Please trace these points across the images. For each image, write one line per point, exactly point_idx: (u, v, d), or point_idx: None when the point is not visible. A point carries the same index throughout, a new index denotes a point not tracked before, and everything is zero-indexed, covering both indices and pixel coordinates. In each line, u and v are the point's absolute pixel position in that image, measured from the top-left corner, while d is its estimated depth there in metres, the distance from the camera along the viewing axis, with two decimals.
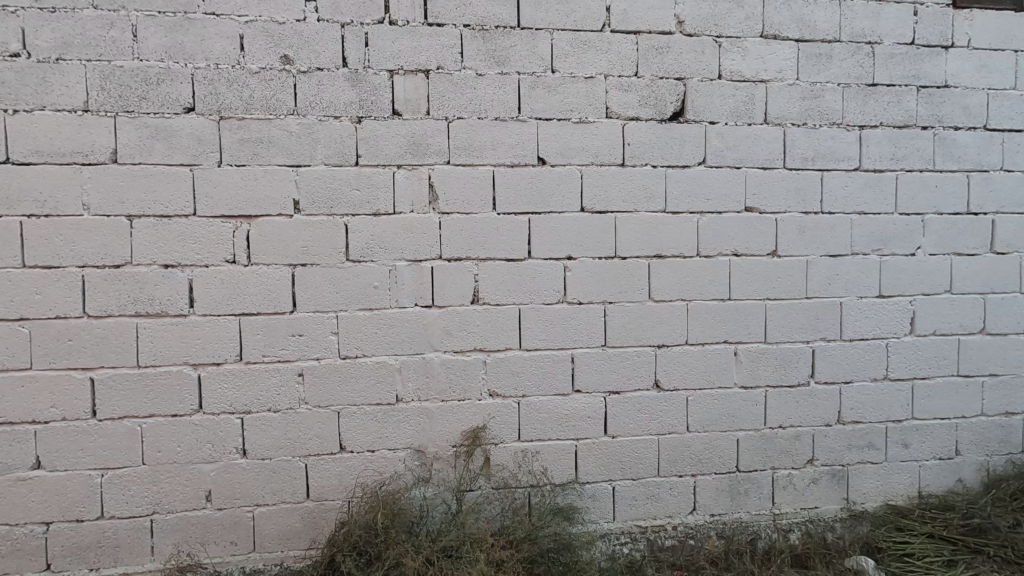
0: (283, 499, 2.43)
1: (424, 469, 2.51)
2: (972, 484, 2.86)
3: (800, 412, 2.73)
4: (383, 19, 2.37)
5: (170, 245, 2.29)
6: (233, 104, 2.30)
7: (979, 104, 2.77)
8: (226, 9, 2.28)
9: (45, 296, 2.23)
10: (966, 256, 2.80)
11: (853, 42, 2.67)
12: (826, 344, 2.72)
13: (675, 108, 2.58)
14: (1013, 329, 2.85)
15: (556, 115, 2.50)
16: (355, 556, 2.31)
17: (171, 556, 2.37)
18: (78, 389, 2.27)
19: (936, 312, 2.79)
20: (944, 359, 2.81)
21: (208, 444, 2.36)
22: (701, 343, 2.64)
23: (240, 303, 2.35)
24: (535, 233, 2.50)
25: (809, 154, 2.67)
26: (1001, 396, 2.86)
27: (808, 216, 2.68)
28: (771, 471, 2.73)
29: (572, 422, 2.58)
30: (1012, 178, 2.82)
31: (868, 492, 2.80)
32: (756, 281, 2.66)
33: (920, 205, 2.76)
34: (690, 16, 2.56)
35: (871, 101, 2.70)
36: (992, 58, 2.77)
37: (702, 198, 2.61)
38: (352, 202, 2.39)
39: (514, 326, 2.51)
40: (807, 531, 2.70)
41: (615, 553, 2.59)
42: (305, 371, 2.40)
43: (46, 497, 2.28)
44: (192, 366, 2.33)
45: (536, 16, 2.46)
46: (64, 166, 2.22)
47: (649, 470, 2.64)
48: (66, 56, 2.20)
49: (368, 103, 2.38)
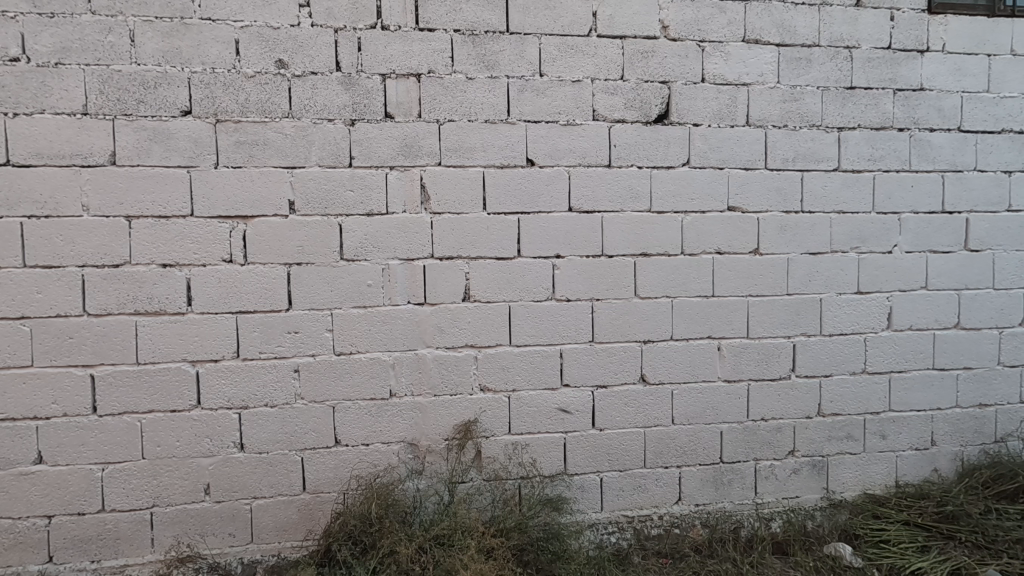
0: (281, 491, 2.49)
1: (417, 461, 2.59)
2: (946, 473, 2.97)
3: (782, 404, 2.82)
4: (375, 24, 2.44)
5: (169, 244, 2.35)
6: (230, 107, 2.36)
7: (953, 106, 2.87)
8: (222, 15, 2.34)
9: (46, 295, 2.29)
10: (941, 253, 2.90)
11: (832, 47, 2.75)
12: (807, 339, 2.82)
13: (660, 111, 2.66)
14: (987, 323, 2.95)
15: (544, 117, 2.57)
16: (350, 545, 2.39)
17: (171, 547, 2.43)
18: (79, 385, 2.33)
19: (913, 307, 2.89)
20: (920, 353, 2.90)
21: (206, 438, 2.43)
22: (685, 338, 2.73)
23: (238, 301, 2.41)
24: (525, 232, 2.58)
25: (789, 155, 2.76)
26: (975, 388, 2.96)
27: (789, 215, 2.77)
28: (753, 462, 2.82)
29: (560, 415, 2.66)
30: (986, 177, 2.92)
31: (847, 481, 2.90)
32: (739, 278, 2.75)
33: (897, 204, 2.86)
34: (675, 21, 2.64)
35: (850, 104, 2.79)
36: (966, 61, 2.86)
37: (686, 198, 2.69)
38: (346, 203, 2.45)
39: (503, 322, 2.59)
40: (788, 519, 2.79)
41: (603, 542, 2.66)
42: (301, 368, 2.47)
43: (48, 491, 2.34)
44: (190, 362, 2.40)
45: (524, 22, 2.53)
46: (63, 168, 2.27)
47: (636, 462, 2.72)
48: (65, 61, 2.25)
49: (361, 106, 2.44)
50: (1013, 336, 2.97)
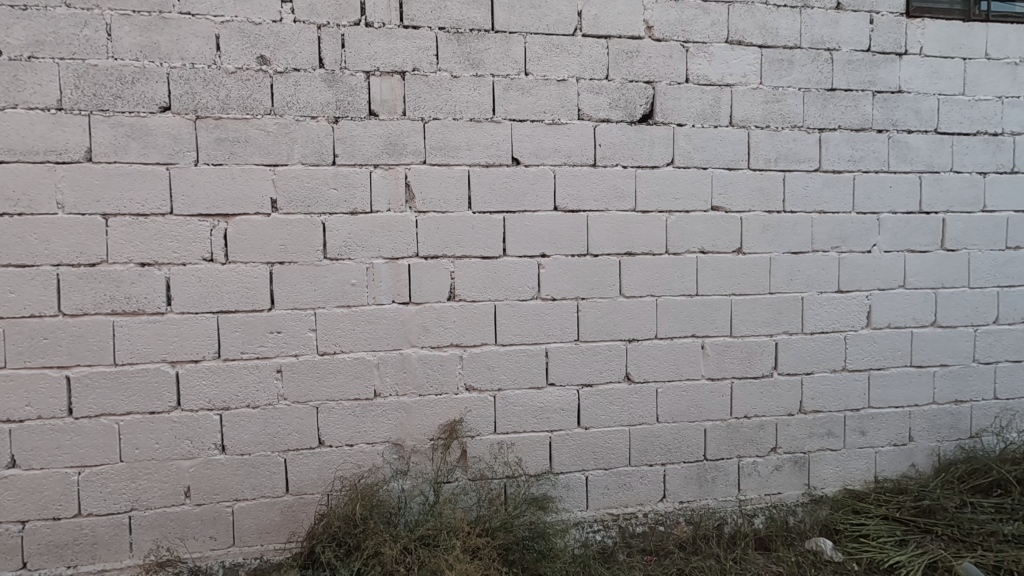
0: (263, 493, 2.46)
1: (402, 462, 2.57)
2: (924, 468, 3.02)
3: (764, 402, 2.85)
4: (359, 21, 2.42)
5: (147, 243, 2.31)
6: (210, 104, 2.33)
7: (930, 108, 2.92)
8: (202, 9, 2.30)
9: (19, 295, 2.23)
10: (919, 253, 2.96)
11: (813, 49, 2.79)
12: (789, 337, 2.85)
13: (644, 111, 2.67)
14: (963, 320, 3.01)
15: (529, 116, 2.57)
16: (334, 547, 2.37)
17: (150, 551, 2.38)
18: (53, 387, 2.27)
19: (892, 305, 2.94)
20: (899, 350, 2.96)
21: (186, 440, 2.39)
22: (670, 337, 2.75)
23: (219, 301, 2.37)
24: (510, 232, 2.57)
25: (772, 155, 2.79)
26: (951, 385, 3.02)
27: (771, 215, 2.80)
28: (737, 459, 2.85)
29: (546, 415, 2.66)
30: (961, 178, 2.98)
31: (828, 477, 2.94)
32: (723, 277, 2.77)
33: (877, 203, 2.90)
34: (660, 22, 2.65)
35: (831, 104, 2.83)
36: (943, 65, 2.92)
37: (671, 197, 2.71)
38: (330, 201, 2.43)
39: (489, 322, 2.58)
40: (770, 515, 2.83)
41: (588, 540, 2.68)
42: (283, 368, 2.44)
43: (23, 495, 2.28)
44: (170, 363, 2.35)
45: (510, 20, 2.52)
46: (38, 164, 2.22)
47: (621, 460, 2.74)
48: (39, 54, 2.20)
49: (345, 103, 2.42)
50: (988, 333, 3.04)
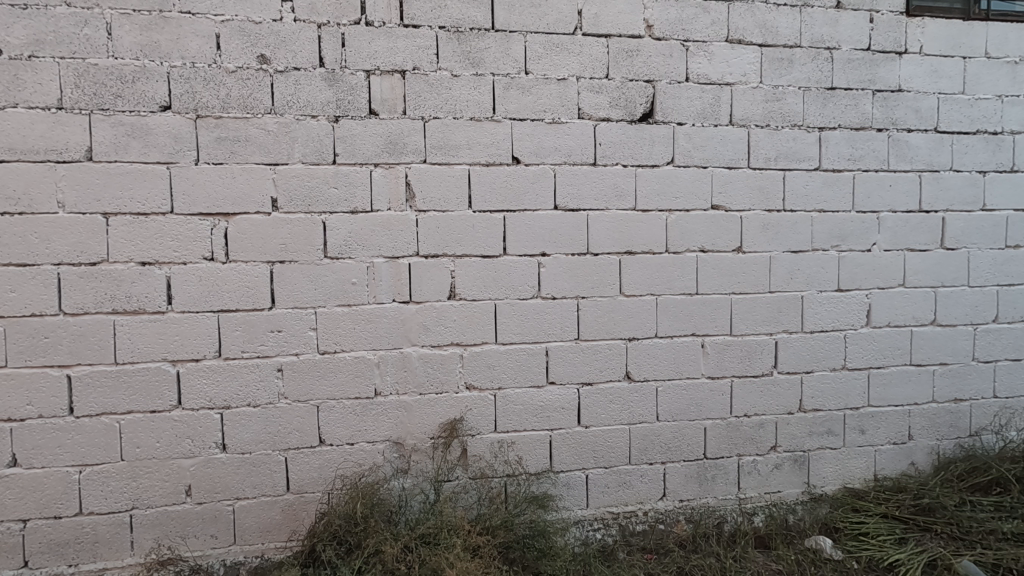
0: (264, 491, 2.47)
1: (402, 460, 2.58)
2: (923, 467, 3.03)
3: (764, 400, 2.86)
4: (359, 20, 2.42)
5: (148, 242, 2.31)
6: (210, 103, 2.33)
7: (930, 107, 2.92)
8: (202, 8, 2.30)
9: (20, 294, 2.23)
10: (919, 252, 2.96)
11: (813, 47, 2.79)
12: (788, 336, 2.85)
13: (644, 110, 2.67)
14: (962, 319, 3.01)
15: (529, 115, 2.57)
16: (335, 545, 2.37)
17: (151, 550, 2.39)
18: (55, 386, 2.28)
19: (891, 304, 2.94)
20: (898, 349, 2.96)
21: (187, 439, 2.39)
22: (670, 336, 2.75)
23: (219, 300, 2.37)
24: (510, 231, 2.57)
25: (771, 154, 2.79)
26: (950, 383, 3.03)
27: (771, 214, 2.80)
28: (737, 458, 2.86)
29: (546, 413, 2.66)
30: (961, 177, 2.98)
31: (827, 476, 2.95)
32: (723, 276, 2.78)
33: (877, 202, 2.90)
34: (660, 20, 2.65)
35: (831, 104, 2.83)
36: (943, 64, 2.92)
37: (671, 196, 2.71)
38: (330, 200, 2.43)
39: (489, 321, 2.58)
40: (770, 513, 2.84)
41: (588, 538, 2.68)
42: (283, 367, 2.44)
43: (24, 494, 2.29)
44: (170, 362, 2.36)
45: (510, 19, 2.52)
46: (38, 163, 2.22)
47: (621, 458, 2.74)
48: (39, 53, 2.20)
49: (345, 102, 2.42)
50: (987, 332, 3.04)
